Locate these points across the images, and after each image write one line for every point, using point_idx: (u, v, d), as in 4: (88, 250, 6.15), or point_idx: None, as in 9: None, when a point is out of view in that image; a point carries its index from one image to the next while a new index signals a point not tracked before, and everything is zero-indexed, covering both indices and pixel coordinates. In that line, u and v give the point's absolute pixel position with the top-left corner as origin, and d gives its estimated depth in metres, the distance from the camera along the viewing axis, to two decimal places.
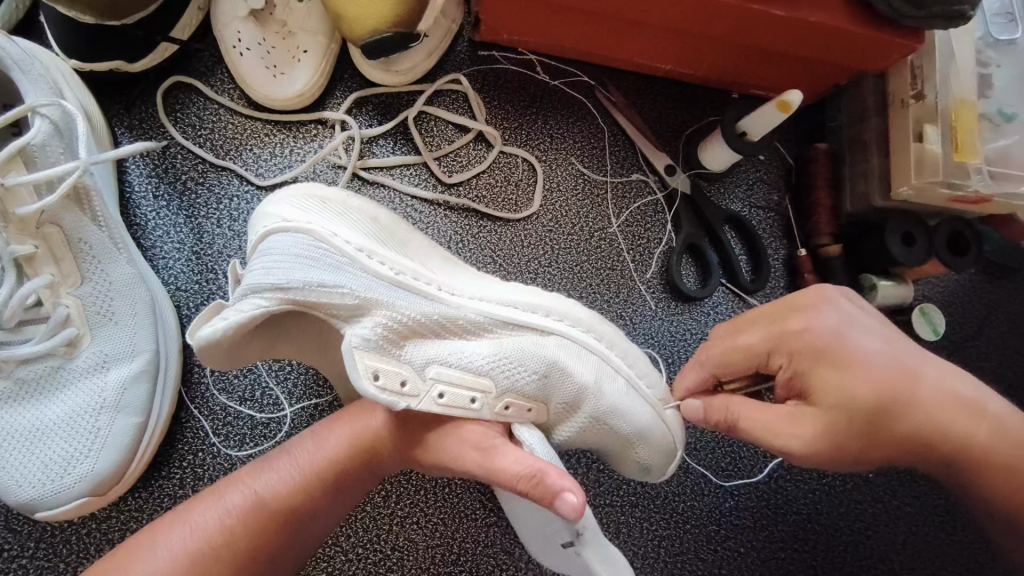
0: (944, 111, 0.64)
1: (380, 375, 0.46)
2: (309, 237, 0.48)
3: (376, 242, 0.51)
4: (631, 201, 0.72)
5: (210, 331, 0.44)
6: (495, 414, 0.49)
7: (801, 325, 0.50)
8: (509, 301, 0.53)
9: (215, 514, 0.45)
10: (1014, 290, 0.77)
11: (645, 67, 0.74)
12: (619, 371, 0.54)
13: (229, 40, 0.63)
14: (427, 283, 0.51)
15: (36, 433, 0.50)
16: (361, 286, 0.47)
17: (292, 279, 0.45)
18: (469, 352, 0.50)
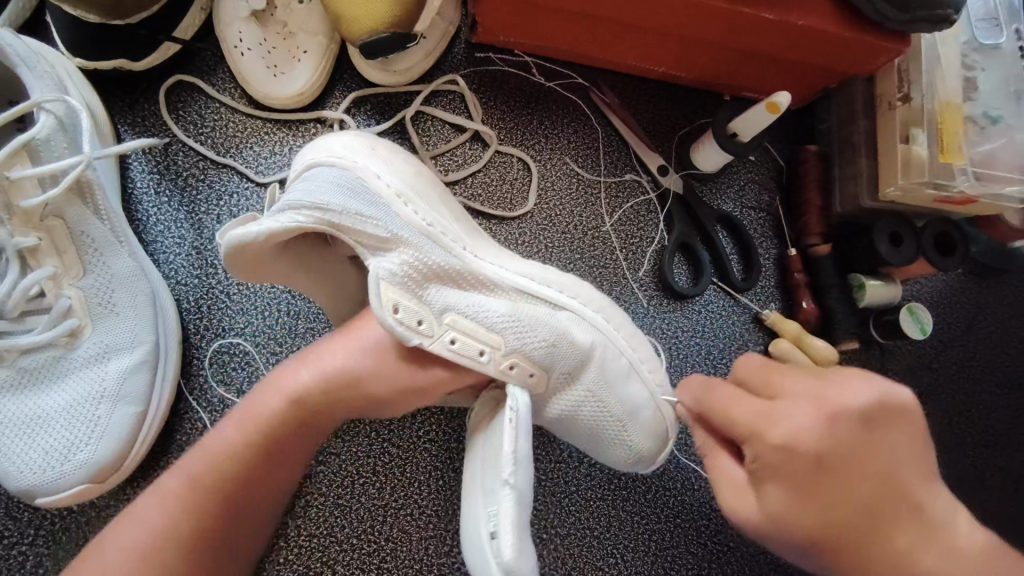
0: (931, 114, 0.65)
1: (400, 310, 0.48)
2: (352, 172, 0.50)
3: (414, 191, 0.52)
4: (625, 200, 0.73)
5: (243, 234, 0.46)
6: (499, 371, 0.50)
7: (774, 419, 0.44)
8: (528, 273, 0.54)
9: (156, 502, 0.45)
10: (1002, 291, 0.78)
11: (639, 70, 0.75)
12: (623, 353, 0.56)
13: (230, 40, 0.64)
14: (455, 239, 0.52)
15: (37, 421, 0.51)
16: (393, 226, 0.49)
17: (331, 202, 0.48)
18: (486, 308, 0.51)
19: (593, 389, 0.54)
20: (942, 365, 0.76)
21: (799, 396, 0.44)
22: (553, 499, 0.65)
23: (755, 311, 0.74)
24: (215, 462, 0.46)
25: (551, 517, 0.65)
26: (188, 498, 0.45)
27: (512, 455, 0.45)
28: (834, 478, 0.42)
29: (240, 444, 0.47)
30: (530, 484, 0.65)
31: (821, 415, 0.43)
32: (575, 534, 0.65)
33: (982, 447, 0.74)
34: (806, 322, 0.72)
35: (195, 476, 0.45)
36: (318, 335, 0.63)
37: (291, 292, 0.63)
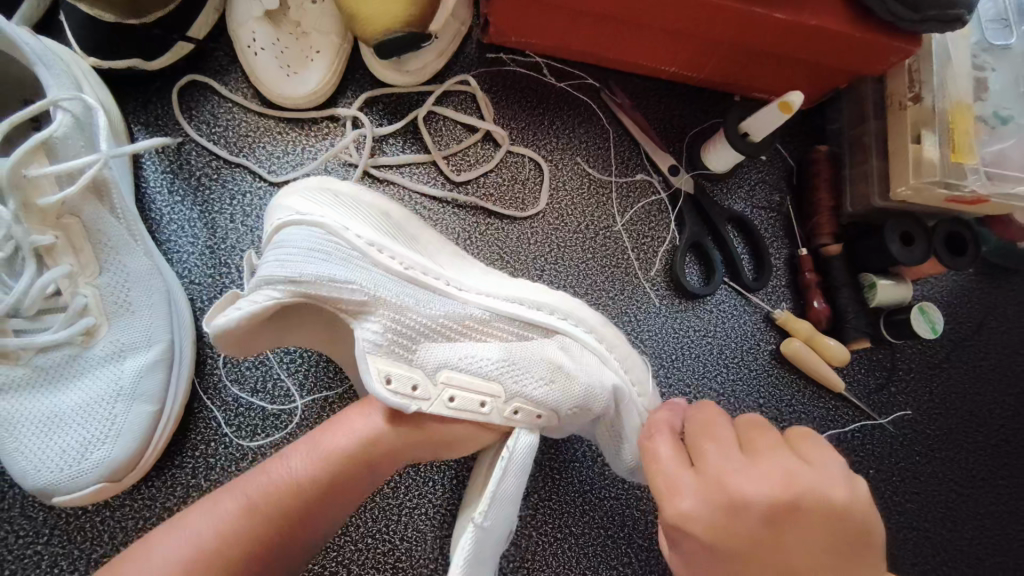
0: (942, 114, 0.65)
1: (392, 379, 0.47)
2: (324, 230, 0.50)
3: (386, 235, 0.53)
4: (636, 200, 0.74)
5: (225, 319, 0.45)
6: (503, 420, 0.51)
7: (673, 494, 0.42)
8: (516, 298, 0.56)
9: (212, 522, 0.43)
10: (1012, 291, 0.78)
11: (649, 71, 0.75)
12: (618, 377, 0.57)
13: (244, 40, 0.64)
14: (436, 277, 0.54)
15: (53, 420, 0.51)
16: (372, 283, 0.49)
17: (307, 272, 0.47)
18: (477, 357, 0.51)
19: (602, 409, 0.55)
20: (953, 364, 0.76)
21: (711, 478, 0.41)
22: (567, 499, 0.65)
23: (767, 311, 0.74)
24: (275, 492, 0.45)
25: (565, 517, 0.64)
26: (243, 523, 0.43)
27: (492, 494, 0.48)
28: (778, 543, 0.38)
29: (311, 482, 0.46)
30: (544, 483, 0.65)
31: (771, 481, 0.40)
32: (590, 534, 0.65)
33: (994, 446, 0.75)
34: (818, 321, 0.73)
35: (255, 505, 0.44)
36: None
37: None
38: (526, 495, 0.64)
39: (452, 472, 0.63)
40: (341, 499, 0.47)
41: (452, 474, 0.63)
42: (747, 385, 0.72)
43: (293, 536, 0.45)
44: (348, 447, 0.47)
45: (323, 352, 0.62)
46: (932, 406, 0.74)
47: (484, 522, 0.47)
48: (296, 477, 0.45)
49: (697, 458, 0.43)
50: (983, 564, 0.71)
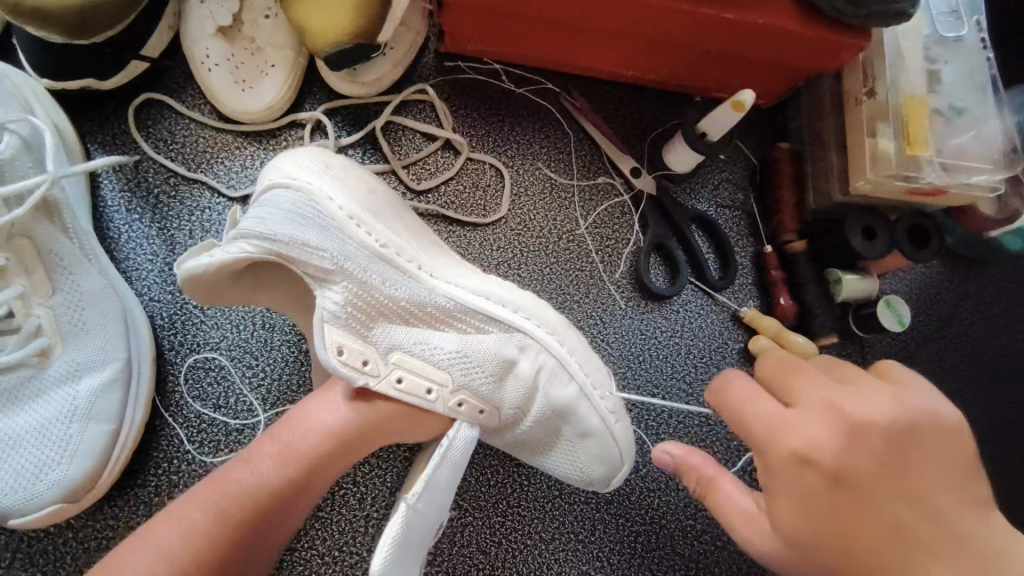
0: (895, 108, 0.66)
1: (344, 352, 0.48)
2: (305, 197, 0.50)
3: (367, 211, 0.53)
4: (599, 203, 0.74)
5: (195, 264, 0.47)
6: (446, 408, 0.51)
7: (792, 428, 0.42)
8: (484, 292, 0.55)
9: (179, 532, 0.43)
10: (979, 280, 0.78)
11: (608, 74, 0.76)
12: (574, 376, 0.56)
13: (198, 56, 0.65)
14: (409, 260, 0.53)
15: (8, 442, 0.51)
16: (341, 253, 0.50)
17: (280, 232, 0.48)
18: (434, 344, 0.52)
19: (560, 405, 0.55)
20: (923, 356, 0.76)
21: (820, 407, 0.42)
22: (535, 504, 0.65)
23: (733, 309, 0.74)
24: (244, 496, 0.45)
25: (534, 522, 0.64)
26: (213, 532, 0.43)
27: (427, 478, 0.48)
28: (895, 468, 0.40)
29: (279, 481, 0.46)
30: (512, 490, 0.65)
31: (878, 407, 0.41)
32: (559, 539, 0.64)
33: None
34: (784, 318, 0.73)
35: (224, 512, 0.44)
36: (294, 346, 0.63)
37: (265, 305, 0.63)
38: (494, 502, 0.64)
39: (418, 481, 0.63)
40: (305, 495, 0.48)
41: None
42: None
43: (260, 538, 0.45)
44: (319, 444, 0.48)
45: (285, 365, 0.62)
46: None
47: (417, 504, 0.47)
48: (266, 476, 0.46)
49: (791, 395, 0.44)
50: None
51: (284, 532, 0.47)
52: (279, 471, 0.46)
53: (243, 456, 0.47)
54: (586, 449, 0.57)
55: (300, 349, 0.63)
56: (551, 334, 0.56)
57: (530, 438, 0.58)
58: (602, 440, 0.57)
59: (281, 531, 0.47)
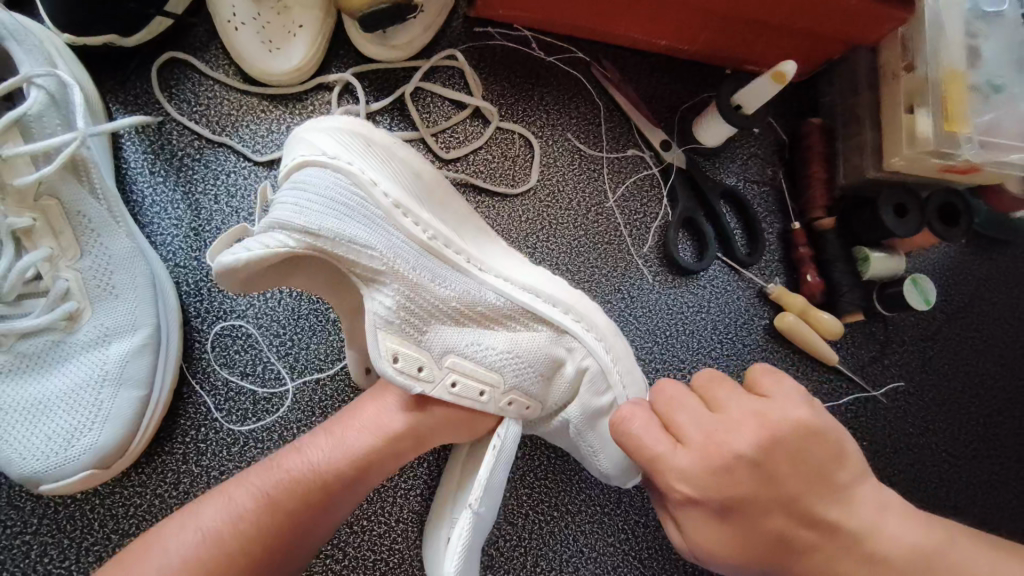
0: (935, 84, 0.64)
1: (400, 359, 0.48)
2: (350, 181, 0.48)
3: (413, 199, 0.51)
4: (628, 175, 0.73)
5: (232, 260, 0.43)
6: (497, 408, 0.51)
7: (666, 473, 0.44)
8: (532, 288, 0.54)
9: (229, 516, 0.43)
10: (1002, 262, 0.78)
11: (641, 44, 0.74)
12: (615, 388, 0.55)
13: (223, 14, 0.62)
14: (458, 252, 0.52)
15: (38, 406, 0.50)
16: (389, 248, 0.48)
17: (324, 226, 0.46)
18: (484, 345, 0.51)
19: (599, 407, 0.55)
20: (945, 336, 0.76)
21: (697, 444, 0.44)
22: (562, 477, 0.65)
23: (760, 285, 0.73)
24: (297, 486, 0.45)
25: (562, 495, 0.64)
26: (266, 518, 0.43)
27: (483, 484, 0.47)
28: (740, 516, 0.44)
29: (330, 473, 0.46)
30: (540, 463, 0.65)
31: (760, 447, 0.43)
32: (586, 511, 0.65)
33: (986, 416, 0.75)
34: (812, 295, 0.72)
35: (275, 498, 0.44)
36: (321, 316, 0.62)
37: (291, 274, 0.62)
38: (522, 474, 0.64)
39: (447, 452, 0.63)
40: (353, 497, 0.48)
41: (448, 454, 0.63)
42: (740, 361, 0.72)
43: (305, 532, 0.45)
44: (371, 445, 0.48)
45: (313, 334, 0.61)
46: (925, 376, 0.74)
47: (481, 509, 0.47)
48: (322, 468, 0.46)
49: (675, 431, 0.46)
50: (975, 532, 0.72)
51: (321, 531, 0.46)
52: (333, 464, 0.46)
53: (293, 444, 0.47)
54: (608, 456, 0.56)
55: (328, 318, 0.63)
56: (586, 330, 0.55)
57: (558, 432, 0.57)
58: (625, 451, 0.55)
59: (320, 530, 0.46)
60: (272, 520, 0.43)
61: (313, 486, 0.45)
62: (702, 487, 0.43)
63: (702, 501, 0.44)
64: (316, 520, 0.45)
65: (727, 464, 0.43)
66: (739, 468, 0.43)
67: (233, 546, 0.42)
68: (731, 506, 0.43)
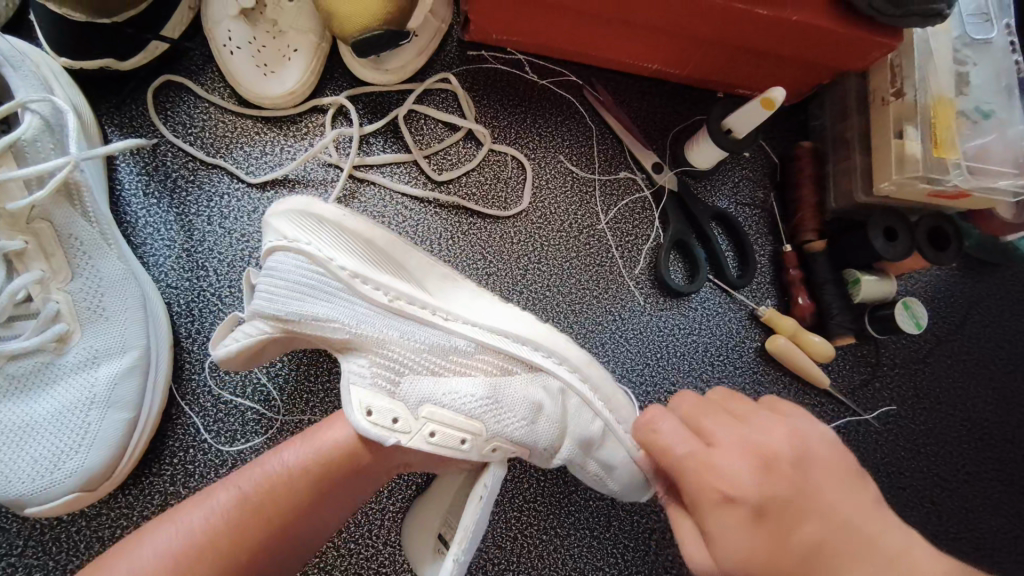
0: (924, 110, 0.65)
1: (373, 412, 0.48)
2: (309, 260, 0.51)
3: (370, 265, 0.52)
4: (619, 198, 0.73)
5: (225, 350, 0.50)
6: (480, 456, 0.50)
7: (710, 461, 0.42)
8: (503, 330, 0.54)
9: (204, 514, 0.44)
10: (994, 285, 0.78)
11: (633, 68, 0.75)
12: (599, 415, 0.55)
13: (219, 39, 0.63)
14: (423, 307, 0.53)
15: (24, 430, 0.50)
16: (352, 318, 0.51)
17: (290, 311, 0.50)
18: (461, 392, 0.51)
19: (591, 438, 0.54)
20: (937, 359, 0.76)
21: (738, 440, 0.44)
22: (551, 499, 0.65)
23: (751, 307, 0.73)
24: (268, 485, 0.46)
25: (550, 518, 0.64)
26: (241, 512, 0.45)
27: (469, 529, 0.49)
28: (774, 519, 0.40)
29: (301, 471, 0.47)
30: (529, 485, 0.65)
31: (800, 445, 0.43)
32: (575, 535, 0.64)
33: (977, 439, 0.75)
34: (802, 317, 0.72)
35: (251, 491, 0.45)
36: None
37: None
38: (510, 496, 0.64)
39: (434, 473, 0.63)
40: (335, 498, 0.48)
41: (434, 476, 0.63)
42: (732, 383, 0.72)
43: (280, 537, 0.46)
44: (344, 442, 0.48)
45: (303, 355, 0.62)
46: (916, 400, 0.74)
47: (463, 556, 0.48)
48: (294, 467, 0.47)
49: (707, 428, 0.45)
50: (967, 555, 0.71)
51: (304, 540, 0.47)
52: (307, 461, 0.47)
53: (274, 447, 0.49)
54: (617, 479, 0.56)
55: None
56: (558, 367, 0.55)
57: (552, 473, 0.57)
58: (629, 471, 0.55)
59: (302, 537, 0.47)
60: (243, 516, 0.44)
61: (283, 484, 0.46)
62: (744, 479, 0.41)
63: (742, 495, 0.41)
64: (293, 521, 0.46)
65: (770, 461, 0.42)
66: (783, 463, 0.42)
67: (206, 541, 0.43)
68: (769, 500, 0.41)
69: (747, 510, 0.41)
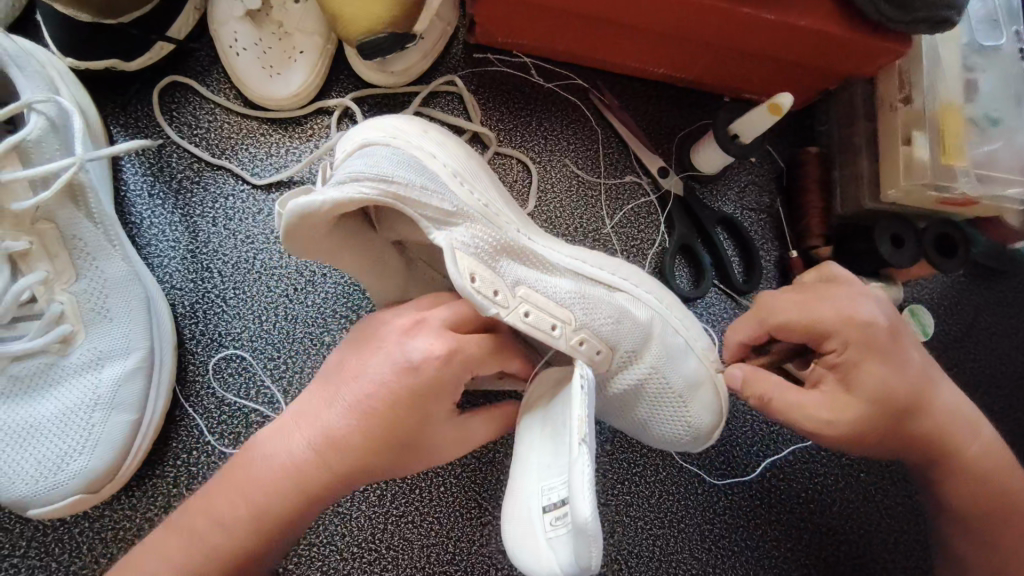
0: (932, 116, 0.65)
1: (477, 279, 0.46)
2: (411, 152, 0.49)
3: (467, 174, 0.52)
4: (625, 202, 0.73)
5: (309, 199, 0.42)
6: (568, 347, 0.49)
7: (853, 306, 0.50)
8: (580, 255, 0.54)
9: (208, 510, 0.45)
10: (1001, 293, 0.78)
11: (639, 72, 0.74)
12: (678, 330, 0.56)
13: (225, 40, 0.63)
14: (509, 222, 0.51)
15: (29, 430, 0.50)
16: (456, 202, 0.48)
17: (397, 174, 0.46)
18: (552, 284, 0.50)
19: (675, 348, 0.54)
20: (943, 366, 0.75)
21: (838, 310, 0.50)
22: None
23: None
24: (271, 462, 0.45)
25: None
26: (236, 535, 0.45)
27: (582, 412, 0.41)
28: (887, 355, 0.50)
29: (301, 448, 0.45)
30: None
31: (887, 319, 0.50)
32: None
33: None
34: None
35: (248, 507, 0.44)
36: (315, 339, 0.61)
37: (288, 296, 0.62)
38: None
39: (437, 477, 0.62)
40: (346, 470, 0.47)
41: (438, 479, 0.62)
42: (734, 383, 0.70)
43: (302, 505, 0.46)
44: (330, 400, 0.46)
45: (307, 357, 0.61)
46: None
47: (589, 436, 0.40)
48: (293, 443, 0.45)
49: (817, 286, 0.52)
50: None
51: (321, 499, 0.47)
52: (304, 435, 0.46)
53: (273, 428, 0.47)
54: (698, 401, 0.55)
55: (322, 342, 0.62)
56: (637, 286, 0.55)
57: (629, 392, 0.54)
58: (709, 389, 0.56)
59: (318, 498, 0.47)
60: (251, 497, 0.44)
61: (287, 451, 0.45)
62: (890, 318, 0.51)
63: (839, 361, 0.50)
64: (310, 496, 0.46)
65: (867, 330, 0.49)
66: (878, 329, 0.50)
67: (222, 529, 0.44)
68: (899, 330, 0.51)
69: (883, 342, 0.50)
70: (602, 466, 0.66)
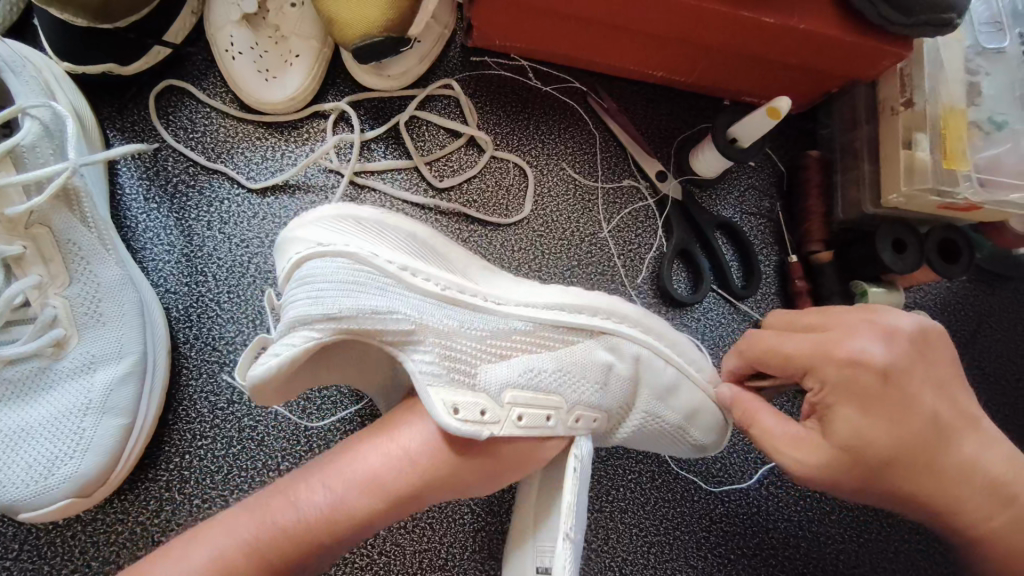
0: (933, 119, 0.64)
1: (461, 409, 0.47)
2: (349, 259, 0.48)
3: (416, 257, 0.51)
4: (623, 206, 0.72)
5: (259, 370, 0.44)
6: (568, 430, 0.51)
7: (870, 321, 0.49)
8: (555, 304, 0.53)
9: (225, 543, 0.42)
10: (1006, 299, 0.77)
11: (637, 75, 0.74)
12: (669, 359, 0.56)
13: (222, 44, 0.63)
14: (473, 295, 0.51)
15: (22, 434, 0.50)
16: (413, 309, 0.48)
17: (343, 306, 0.46)
18: (535, 368, 0.51)
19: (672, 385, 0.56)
20: None
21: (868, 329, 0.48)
22: None
23: (755, 318, 0.72)
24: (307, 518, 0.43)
25: None
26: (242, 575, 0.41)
27: (570, 507, 0.48)
28: (893, 404, 0.47)
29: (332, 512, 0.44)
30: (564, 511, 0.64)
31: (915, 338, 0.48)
32: None
33: None
34: None
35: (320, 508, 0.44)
36: None
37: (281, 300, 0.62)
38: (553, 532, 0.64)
39: None
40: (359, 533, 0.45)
41: None
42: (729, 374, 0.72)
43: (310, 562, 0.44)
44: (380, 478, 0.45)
45: None
46: None
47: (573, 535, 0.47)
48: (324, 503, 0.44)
49: (818, 321, 0.50)
50: None
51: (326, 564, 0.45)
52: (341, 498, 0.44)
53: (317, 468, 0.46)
54: (697, 426, 0.57)
55: None
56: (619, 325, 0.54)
57: (633, 437, 0.57)
58: (711, 416, 0.57)
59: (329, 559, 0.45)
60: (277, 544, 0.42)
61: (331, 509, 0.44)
62: (886, 367, 0.47)
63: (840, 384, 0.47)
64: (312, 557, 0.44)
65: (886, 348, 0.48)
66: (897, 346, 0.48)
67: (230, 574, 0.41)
68: (922, 349, 0.48)
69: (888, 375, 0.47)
70: (597, 472, 0.65)
